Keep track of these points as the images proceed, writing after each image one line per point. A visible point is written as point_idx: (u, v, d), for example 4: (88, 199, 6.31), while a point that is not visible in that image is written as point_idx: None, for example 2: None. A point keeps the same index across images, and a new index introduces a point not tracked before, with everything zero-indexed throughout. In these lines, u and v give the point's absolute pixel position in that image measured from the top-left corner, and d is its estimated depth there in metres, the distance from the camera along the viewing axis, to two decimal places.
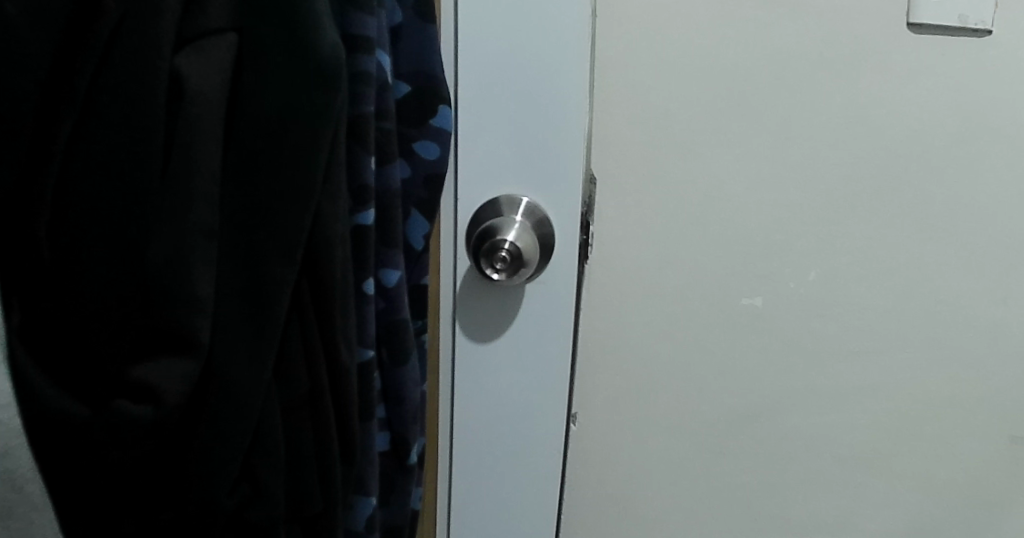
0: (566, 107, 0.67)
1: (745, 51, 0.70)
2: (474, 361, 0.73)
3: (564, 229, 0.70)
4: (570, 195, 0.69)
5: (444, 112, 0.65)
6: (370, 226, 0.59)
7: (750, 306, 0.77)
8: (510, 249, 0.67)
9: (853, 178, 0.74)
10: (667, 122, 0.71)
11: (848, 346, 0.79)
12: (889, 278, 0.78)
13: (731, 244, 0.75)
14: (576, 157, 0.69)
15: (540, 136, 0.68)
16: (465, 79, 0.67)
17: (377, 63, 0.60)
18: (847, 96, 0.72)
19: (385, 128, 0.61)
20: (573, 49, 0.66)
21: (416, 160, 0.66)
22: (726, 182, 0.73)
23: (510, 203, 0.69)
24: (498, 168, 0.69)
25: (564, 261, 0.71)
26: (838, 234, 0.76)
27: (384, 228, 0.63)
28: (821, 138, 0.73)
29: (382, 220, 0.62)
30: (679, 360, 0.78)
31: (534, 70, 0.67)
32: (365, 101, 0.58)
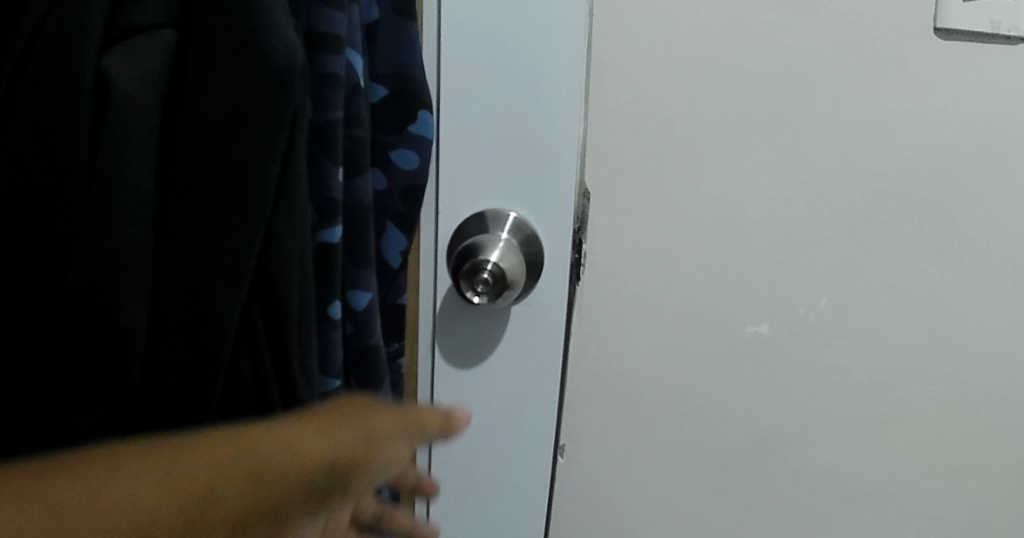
0: (558, 116, 0.61)
1: (756, 53, 0.64)
2: (454, 387, 0.67)
3: (554, 247, 0.64)
4: (561, 212, 0.64)
5: (424, 118, 0.59)
6: (337, 244, 0.54)
7: (755, 334, 0.71)
8: (494, 270, 0.61)
9: (870, 197, 0.68)
10: (669, 130, 0.65)
11: (859, 377, 0.73)
12: (906, 304, 0.72)
13: (737, 266, 0.69)
14: (569, 171, 0.63)
15: (528, 146, 0.62)
16: (448, 83, 0.61)
17: (347, 63, 0.54)
18: (867, 107, 0.66)
19: (356, 135, 0.56)
20: (567, 51, 0.60)
21: (392, 171, 0.60)
22: (733, 198, 0.67)
23: (495, 219, 0.63)
24: (484, 181, 0.63)
25: (553, 283, 0.65)
26: (852, 257, 0.69)
27: (354, 245, 0.57)
28: (837, 153, 0.67)
29: (353, 238, 0.57)
30: (676, 389, 0.72)
31: (523, 73, 0.61)
32: (332, 105, 0.52)
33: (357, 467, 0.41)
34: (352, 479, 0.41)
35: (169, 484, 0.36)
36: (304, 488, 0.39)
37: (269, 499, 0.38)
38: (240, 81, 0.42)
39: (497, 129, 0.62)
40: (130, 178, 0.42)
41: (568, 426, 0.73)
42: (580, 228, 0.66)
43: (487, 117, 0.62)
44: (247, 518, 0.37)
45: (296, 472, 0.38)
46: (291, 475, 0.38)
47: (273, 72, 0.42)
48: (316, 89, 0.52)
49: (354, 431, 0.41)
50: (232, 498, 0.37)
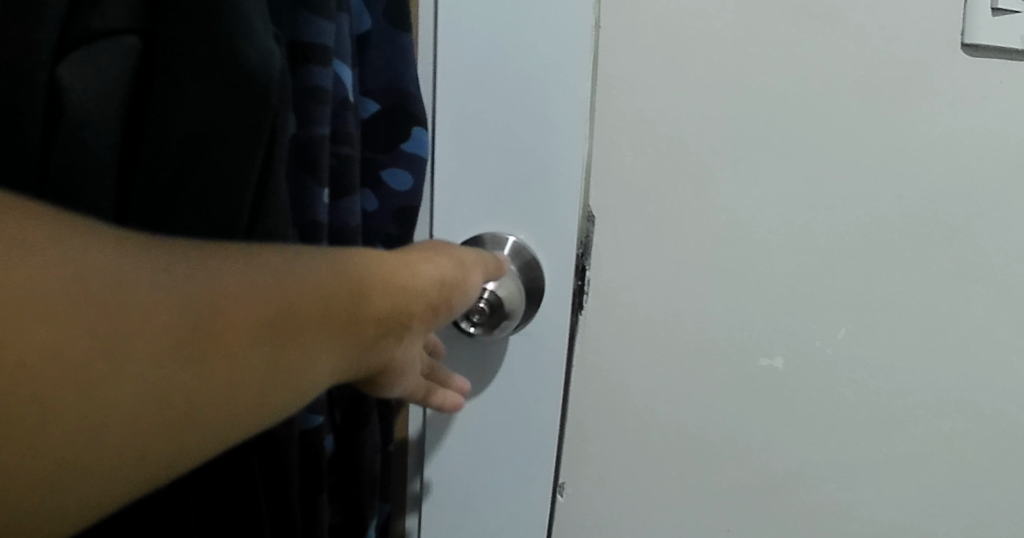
0: (563, 135, 0.57)
1: (774, 68, 0.60)
2: (447, 419, 0.63)
3: (557, 273, 0.60)
4: (563, 236, 0.60)
5: (419, 135, 0.56)
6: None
7: (769, 367, 0.66)
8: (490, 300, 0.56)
9: (892, 222, 0.64)
10: (680, 149, 0.61)
11: (879, 413, 0.69)
12: (928, 336, 0.67)
13: (750, 296, 0.65)
14: (573, 193, 0.59)
15: (531, 166, 0.58)
16: (445, 98, 0.58)
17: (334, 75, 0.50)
18: (890, 127, 0.62)
19: (344, 154, 0.52)
20: (572, 65, 0.56)
21: (383, 191, 0.56)
22: (747, 223, 0.63)
23: (494, 241, 0.59)
24: (481, 203, 0.59)
25: (555, 312, 0.61)
26: (872, 286, 0.65)
27: None
28: (858, 176, 0.63)
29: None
30: (684, 425, 0.68)
31: (526, 87, 0.57)
32: (318, 121, 0.48)
33: (460, 293, 0.42)
34: (456, 303, 0.42)
35: (342, 265, 0.33)
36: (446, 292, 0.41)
37: (408, 302, 0.37)
38: (213, 91, 0.38)
39: (498, 147, 0.58)
40: (87, 201, 0.38)
41: (570, 461, 0.69)
42: (583, 251, 0.61)
43: (487, 135, 0.58)
44: (394, 317, 0.36)
45: (423, 283, 0.38)
46: (419, 284, 0.38)
47: (249, 83, 0.39)
48: (301, 105, 0.48)
49: (452, 262, 0.42)
50: (386, 290, 0.35)
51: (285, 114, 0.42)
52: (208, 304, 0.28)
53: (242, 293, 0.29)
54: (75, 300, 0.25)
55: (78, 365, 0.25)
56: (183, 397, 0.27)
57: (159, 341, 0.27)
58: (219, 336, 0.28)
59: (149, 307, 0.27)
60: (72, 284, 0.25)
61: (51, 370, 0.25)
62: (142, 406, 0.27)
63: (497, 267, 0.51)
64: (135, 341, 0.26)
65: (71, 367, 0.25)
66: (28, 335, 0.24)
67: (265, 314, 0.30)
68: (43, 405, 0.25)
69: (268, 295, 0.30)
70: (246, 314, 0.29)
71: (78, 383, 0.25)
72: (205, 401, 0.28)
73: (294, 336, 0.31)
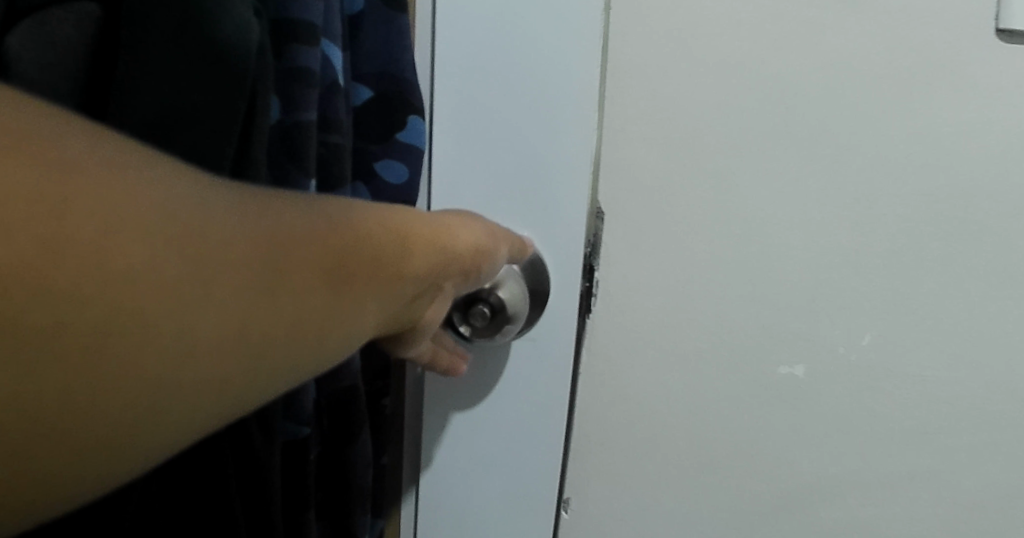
0: (570, 124, 0.53)
1: (794, 55, 0.56)
2: (444, 430, 0.59)
3: (561, 273, 0.56)
4: (568, 232, 0.55)
5: (415, 123, 0.52)
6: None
7: (789, 376, 0.62)
8: (492, 303, 0.53)
9: (921, 221, 0.60)
10: (694, 141, 0.57)
11: (904, 424, 0.64)
12: (960, 345, 0.63)
13: (768, 299, 0.60)
14: (578, 187, 0.54)
15: (534, 158, 0.54)
16: (442, 85, 0.54)
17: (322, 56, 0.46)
18: (918, 118, 0.58)
19: (333, 142, 0.47)
20: (578, 49, 0.52)
21: (377, 185, 0.52)
22: (766, 221, 0.59)
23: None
24: (482, 198, 0.55)
25: (560, 315, 0.57)
26: (898, 289, 0.61)
27: None
28: (885, 171, 0.59)
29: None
30: (696, 437, 0.64)
31: (528, 72, 0.53)
32: (305, 106, 0.44)
33: (486, 257, 0.44)
34: (482, 267, 0.43)
35: (394, 219, 0.35)
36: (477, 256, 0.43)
37: (443, 260, 0.38)
38: (186, 68, 0.35)
39: (499, 136, 0.54)
40: None
41: (575, 472, 0.65)
42: (591, 250, 0.57)
43: (488, 124, 0.54)
44: (429, 273, 0.37)
45: (456, 243, 0.40)
46: (453, 245, 0.40)
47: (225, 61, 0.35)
48: (288, 88, 0.44)
49: (479, 226, 0.44)
50: (427, 245, 0.37)
51: (266, 98, 0.38)
52: (292, 236, 0.29)
53: (316, 234, 0.30)
54: (176, 220, 0.25)
55: (180, 283, 0.25)
56: (275, 324, 0.28)
57: (253, 266, 0.27)
58: (298, 270, 0.29)
59: (241, 236, 0.27)
60: (172, 203, 0.25)
61: (158, 286, 0.24)
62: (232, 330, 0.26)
63: (519, 245, 0.52)
64: (230, 265, 0.26)
65: (173, 284, 0.25)
66: (150, 255, 0.24)
67: (335, 252, 0.30)
68: (151, 323, 0.24)
69: (336, 236, 0.31)
70: (320, 253, 0.30)
71: (180, 301, 0.25)
72: (290, 331, 0.28)
73: (362, 278, 0.32)
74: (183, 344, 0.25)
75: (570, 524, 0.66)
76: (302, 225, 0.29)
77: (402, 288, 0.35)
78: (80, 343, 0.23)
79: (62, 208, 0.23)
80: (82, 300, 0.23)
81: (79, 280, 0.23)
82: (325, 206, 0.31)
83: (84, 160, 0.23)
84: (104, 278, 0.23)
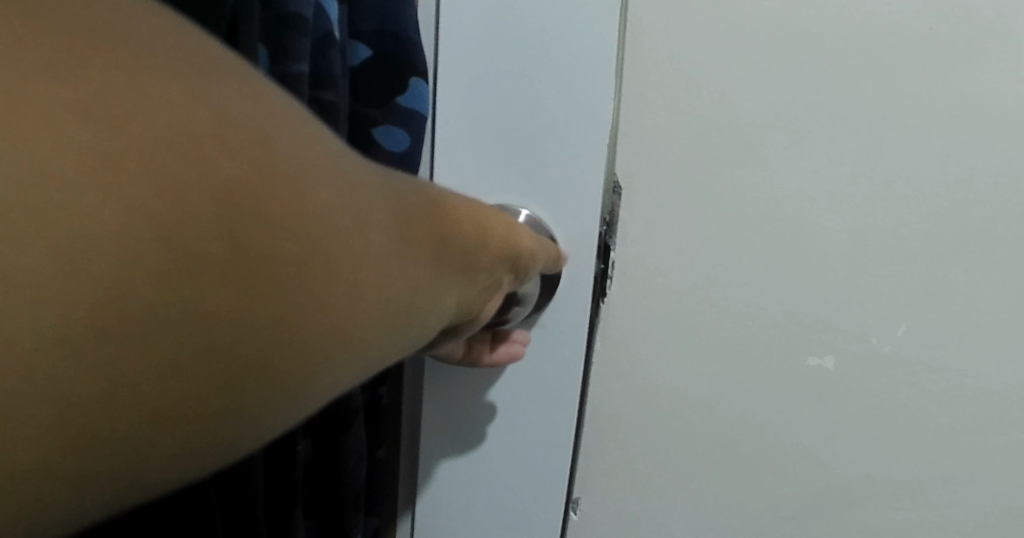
0: (587, 96, 0.49)
1: (833, 25, 0.51)
2: (446, 421, 0.55)
3: (575, 257, 0.52)
4: (583, 211, 0.51)
5: (416, 85, 0.48)
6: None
7: (819, 368, 0.59)
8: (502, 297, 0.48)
9: (964, 203, 0.55)
10: (722, 116, 0.53)
11: (939, 422, 0.60)
12: (1001, 338, 0.58)
13: (798, 285, 0.57)
14: (596, 164, 0.50)
15: (547, 131, 0.50)
16: (446, 49, 0.49)
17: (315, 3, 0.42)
18: (963, 90, 0.52)
19: (325, 100, 0.43)
20: (598, 14, 0.48)
21: (376, 155, 0.48)
22: (796, 200, 0.55)
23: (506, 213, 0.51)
24: (491, 170, 0.51)
25: (573, 300, 0.53)
26: (937, 278, 0.57)
27: None
28: (926, 148, 0.54)
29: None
30: (716, 431, 0.61)
31: (542, 38, 0.48)
32: (296, 55, 0.40)
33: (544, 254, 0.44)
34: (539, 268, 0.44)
35: (474, 217, 0.36)
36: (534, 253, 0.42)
37: (518, 250, 0.39)
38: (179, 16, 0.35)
39: (510, 106, 0.50)
40: None
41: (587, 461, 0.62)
42: (608, 227, 0.53)
43: (497, 93, 0.49)
44: (507, 261, 0.38)
45: (526, 241, 0.41)
46: (523, 243, 0.40)
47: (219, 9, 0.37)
48: (283, 36, 0.40)
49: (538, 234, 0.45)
50: (506, 237, 0.38)
51: (250, 44, 0.39)
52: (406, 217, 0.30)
53: (440, 213, 0.33)
54: (335, 184, 0.26)
55: (341, 231, 0.26)
56: (406, 301, 0.29)
57: (394, 230, 0.29)
58: (433, 240, 0.31)
59: (397, 203, 0.30)
60: (331, 169, 0.26)
61: (320, 237, 0.25)
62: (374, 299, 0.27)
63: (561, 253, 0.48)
64: (395, 225, 0.29)
65: (339, 231, 0.26)
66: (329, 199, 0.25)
67: (446, 240, 0.32)
68: (327, 265, 0.25)
69: (444, 224, 0.33)
70: (447, 230, 0.33)
71: (345, 249, 0.26)
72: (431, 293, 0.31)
73: (453, 269, 0.33)
74: (342, 308, 0.26)
75: (580, 516, 0.63)
76: (430, 204, 0.32)
77: (480, 270, 0.35)
78: (252, 292, 0.23)
79: (257, 141, 0.23)
80: (260, 232, 0.23)
81: (273, 210, 0.23)
82: (439, 193, 0.34)
83: (268, 108, 0.24)
84: (280, 230, 0.24)
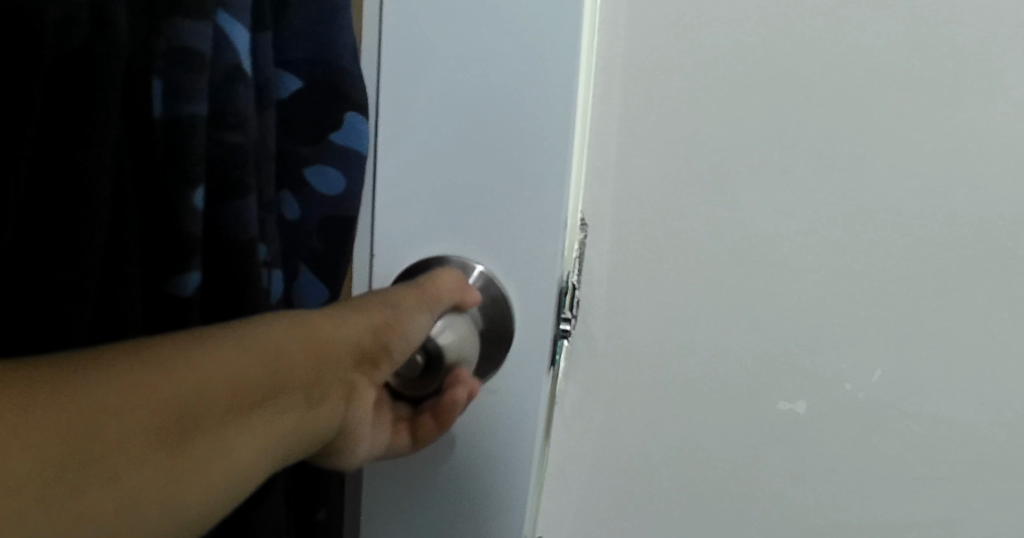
0: (541, 142, 0.43)
1: (804, 45, 0.50)
2: (384, 490, 0.49)
3: (526, 317, 0.46)
4: (534, 269, 0.45)
5: (352, 122, 0.42)
6: (194, 297, 0.38)
7: (789, 413, 0.57)
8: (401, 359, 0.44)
9: (942, 246, 0.52)
10: (689, 142, 0.52)
11: (914, 470, 0.58)
12: (981, 386, 0.55)
13: (765, 327, 0.55)
14: (552, 216, 0.44)
15: (498, 178, 0.44)
16: (387, 76, 0.44)
17: (216, 34, 0.37)
18: (940, 129, 0.50)
19: (230, 143, 0.38)
20: (547, 42, 0.42)
21: (306, 197, 0.43)
22: (764, 241, 0.53)
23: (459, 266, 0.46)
24: (436, 216, 0.45)
25: (521, 369, 0.47)
26: (914, 318, 0.54)
27: (235, 299, 0.39)
28: (902, 189, 0.51)
29: (239, 300, 0.39)
30: (677, 472, 0.59)
31: (492, 70, 0.43)
32: (192, 97, 0.36)
33: (405, 320, 0.41)
34: (401, 342, 0.41)
35: (306, 333, 0.35)
36: (382, 347, 0.40)
37: (341, 355, 0.37)
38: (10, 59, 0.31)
39: (458, 147, 0.44)
40: None
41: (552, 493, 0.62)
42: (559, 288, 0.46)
43: (444, 131, 0.44)
44: (326, 373, 0.36)
45: (363, 327, 0.39)
46: (358, 332, 0.38)
47: (85, 57, 0.33)
48: (167, 74, 0.36)
49: (406, 298, 0.41)
50: (322, 348, 0.36)
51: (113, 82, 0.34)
52: (148, 407, 0.28)
53: (190, 369, 0.30)
54: None
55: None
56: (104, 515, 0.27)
57: (83, 435, 0.27)
58: (175, 411, 0.29)
59: (106, 393, 0.28)
60: None
61: None
62: (134, 501, 0.28)
63: (462, 282, 0.44)
64: (94, 426, 0.27)
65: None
66: None
67: (261, 372, 0.33)
68: None
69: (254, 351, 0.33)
70: (202, 386, 0.30)
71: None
72: (172, 474, 0.29)
73: (205, 435, 0.30)
74: None
75: None
76: (174, 366, 0.30)
77: (272, 407, 0.33)
78: None
79: None
80: None
81: None
82: (197, 345, 0.31)
83: None
84: None
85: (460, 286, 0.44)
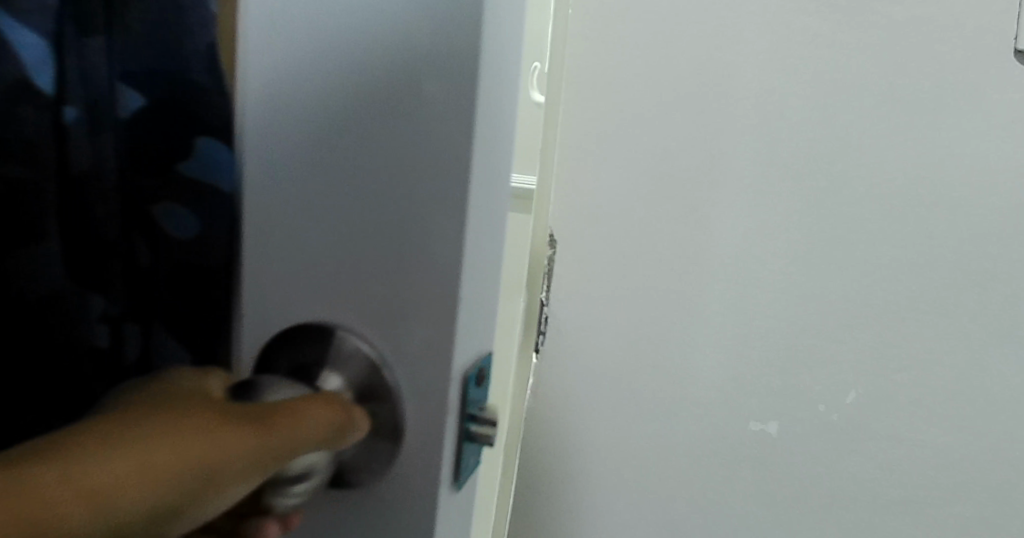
0: (431, 173, 0.30)
1: (774, 58, 0.49)
2: None
3: (420, 429, 0.31)
4: (427, 357, 0.31)
5: (207, 149, 0.35)
6: None
7: (761, 434, 0.54)
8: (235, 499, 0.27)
9: (919, 266, 0.50)
10: (664, 156, 0.52)
11: (894, 501, 0.53)
12: (969, 415, 0.51)
13: (733, 345, 0.53)
14: (446, 282, 0.30)
15: (381, 221, 0.31)
16: (244, 82, 0.32)
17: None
18: (907, 146, 0.49)
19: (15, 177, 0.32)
20: (442, 37, 0.29)
21: (159, 241, 0.36)
22: (730, 255, 0.52)
23: (338, 347, 0.31)
24: (304, 265, 0.32)
25: (411, 506, 0.32)
26: (894, 335, 0.50)
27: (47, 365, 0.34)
28: (872, 204, 0.49)
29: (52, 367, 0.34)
30: (645, 497, 0.57)
31: (374, 72, 0.30)
32: None
33: (213, 492, 0.26)
34: (202, 514, 0.26)
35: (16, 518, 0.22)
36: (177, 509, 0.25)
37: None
38: None
39: (337, 185, 0.31)
40: None
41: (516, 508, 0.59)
42: (466, 383, 0.32)
43: (315, 155, 0.31)
44: None
45: (134, 509, 0.24)
46: (117, 517, 0.24)
47: None
48: None
49: (227, 459, 0.26)
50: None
51: None
52: None
53: None
54: None
55: None
56: None
57: None
58: None
59: None
60: None
61: None
62: None
63: (335, 428, 0.29)
64: None
65: None
66: None
67: None
68: None
69: None
70: None
71: None
72: None
73: None
74: None
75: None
76: None
77: None
78: None
79: None
80: None
81: None
82: None
83: None
84: None
85: (319, 440, 0.28)
